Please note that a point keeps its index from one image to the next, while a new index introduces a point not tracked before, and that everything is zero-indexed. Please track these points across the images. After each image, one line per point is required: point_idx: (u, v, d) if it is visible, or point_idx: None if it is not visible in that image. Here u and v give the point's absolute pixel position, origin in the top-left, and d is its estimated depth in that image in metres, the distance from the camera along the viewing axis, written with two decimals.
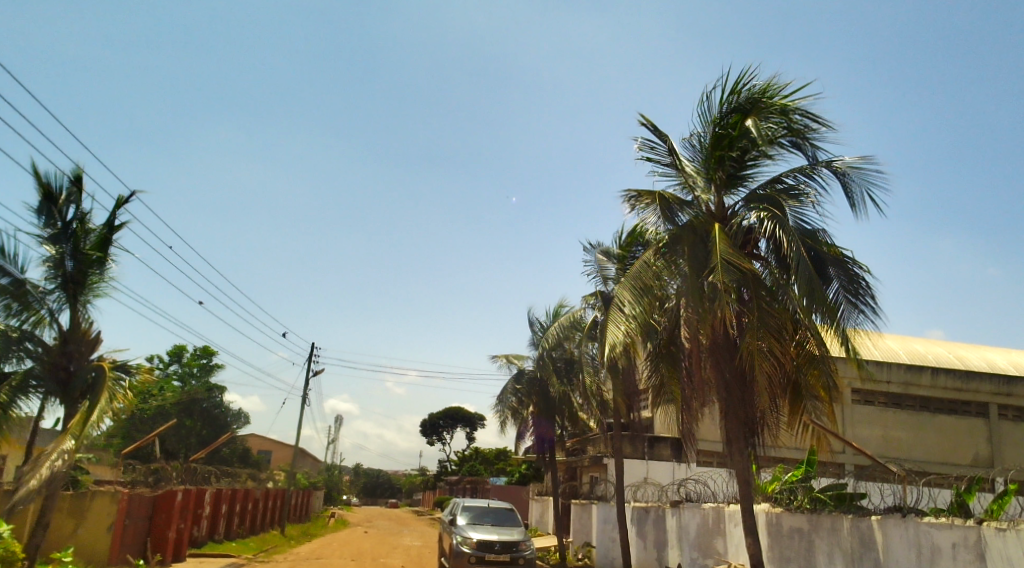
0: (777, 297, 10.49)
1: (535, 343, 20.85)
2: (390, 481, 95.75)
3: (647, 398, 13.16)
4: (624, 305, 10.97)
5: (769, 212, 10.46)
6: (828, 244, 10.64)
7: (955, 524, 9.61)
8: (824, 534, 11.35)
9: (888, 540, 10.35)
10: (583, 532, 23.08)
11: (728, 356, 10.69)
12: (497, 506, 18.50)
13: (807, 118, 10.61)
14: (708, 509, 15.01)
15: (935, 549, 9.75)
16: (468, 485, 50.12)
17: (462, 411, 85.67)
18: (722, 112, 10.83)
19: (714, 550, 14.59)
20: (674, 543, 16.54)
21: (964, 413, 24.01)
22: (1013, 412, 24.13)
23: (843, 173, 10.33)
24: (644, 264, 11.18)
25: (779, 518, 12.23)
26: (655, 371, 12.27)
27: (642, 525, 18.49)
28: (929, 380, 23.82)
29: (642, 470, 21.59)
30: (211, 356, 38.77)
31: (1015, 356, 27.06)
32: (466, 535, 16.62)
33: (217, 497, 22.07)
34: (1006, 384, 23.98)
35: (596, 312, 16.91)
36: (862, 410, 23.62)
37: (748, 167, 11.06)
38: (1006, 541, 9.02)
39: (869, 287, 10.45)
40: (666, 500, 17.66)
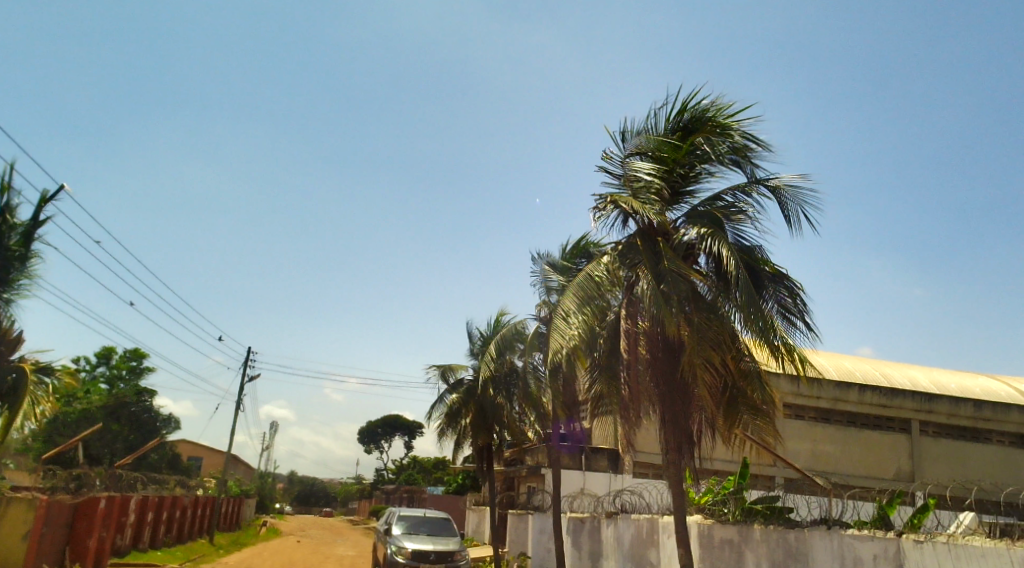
0: (717, 311, 10.72)
1: (473, 353, 20.82)
2: (326, 489, 94.33)
3: (587, 409, 13.25)
4: (567, 315, 11.06)
5: (710, 229, 10.71)
6: (765, 260, 10.86)
7: (876, 536, 9.93)
8: (754, 545, 11.58)
9: (814, 552, 10.62)
10: (519, 542, 23.09)
11: (668, 368, 10.88)
12: (433, 515, 18.36)
13: (748, 138, 10.90)
14: (642, 520, 15.21)
15: (857, 560, 10.06)
16: (405, 494, 49.59)
17: (401, 419, 84.84)
18: (667, 129, 11.07)
19: (647, 560, 14.76)
20: (609, 555, 16.63)
21: (889, 428, 24.85)
22: (933, 429, 25.10)
23: (780, 190, 10.61)
24: (588, 276, 11.27)
25: (710, 529, 12.25)
26: (596, 385, 12.41)
27: (577, 535, 18.61)
28: (856, 396, 24.62)
29: (579, 481, 21.74)
30: (141, 358, 37.63)
31: (936, 374, 28.17)
32: (401, 545, 16.49)
33: (142, 505, 21.39)
34: (928, 401, 24.91)
35: (540, 322, 16.95)
36: (793, 424, 24.22)
37: (690, 183, 11.30)
38: (923, 553, 9.36)
39: (803, 303, 10.75)
40: (600, 510, 17.80)
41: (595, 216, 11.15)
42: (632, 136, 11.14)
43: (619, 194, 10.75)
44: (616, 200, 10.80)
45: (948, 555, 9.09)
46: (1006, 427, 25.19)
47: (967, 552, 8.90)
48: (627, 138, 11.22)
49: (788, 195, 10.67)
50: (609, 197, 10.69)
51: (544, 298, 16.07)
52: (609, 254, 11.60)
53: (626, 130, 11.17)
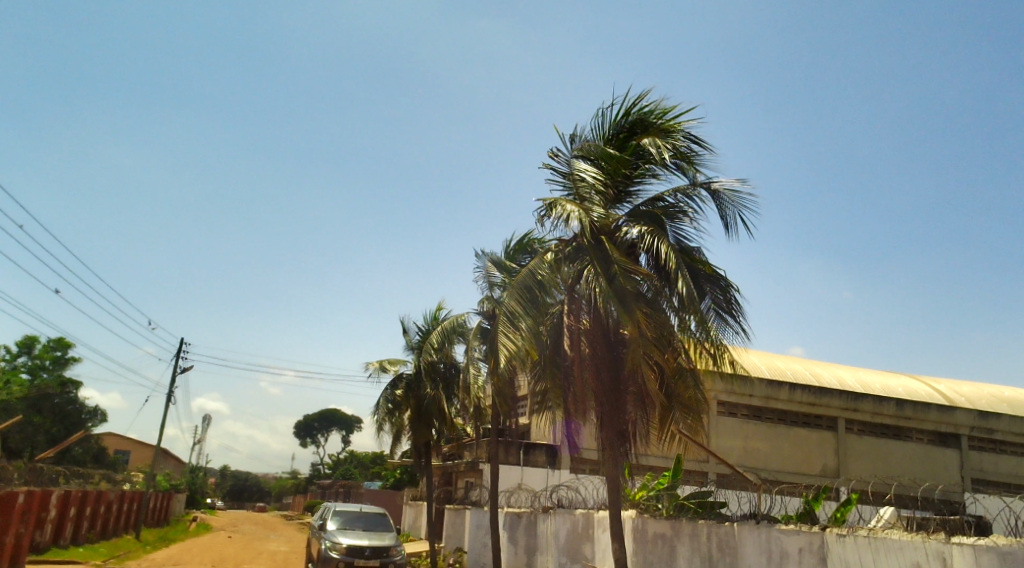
0: (659, 310, 10.87)
1: (412, 348, 20.68)
2: (260, 484, 92.66)
3: (528, 405, 13.28)
4: (511, 314, 11.07)
5: (652, 228, 10.85)
6: (703, 261, 11.05)
7: (802, 530, 10.19)
8: (685, 538, 11.81)
9: (743, 546, 10.86)
10: (455, 537, 23.06)
11: (610, 366, 10.99)
12: (369, 510, 18.19)
13: (691, 141, 11.05)
14: (578, 515, 15.34)
15: (784, 554, 10.30)
16: (342, 489, 49.03)
17: (338, 413, 83.88)
18: (612, 130, 11.18)
19: (583, 555, 14.91)
20: (545, 549, 16.73)
21: (816, 426, 25.64)
22: (858, 426, 25.99)
23: (719, 194, 10.82)
24: (531, 273, 11.22)
25: (644, 524, 12.62)
26: (538, 382, 12.42)
27: (514, 530, 18.67)
28: (787, 394, 25.32)
29: (517, 476, 21.82)
30: (66, 348, 36.31)
31: (863, 374, 29.15)
32: (336, 541, 16.30)
33: (65, 500, 20.64)
34: (854, 400, 25.76)
35: (482, 318, 16.92)
36: (726, 421, 24.77)
37: (634, 183, 11.42)
38: (845, 546, 9.64)
39: (738, 303, 10.98)
40: (537, 505, 17.90)
41: (539, 215, 11.16)
42: (578, 136, 11.23)
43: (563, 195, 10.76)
44: (559, 201, 10.80)
45: (869, 548, 9.36)
46: (925, 425, 26.23)
47: (886, 545, 9.20)
48: (572, 139, 11.33)
49: (727, 199, 10.88)
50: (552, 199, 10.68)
51: (486, 294, 16.06)
52: (552, 252, 11.58)
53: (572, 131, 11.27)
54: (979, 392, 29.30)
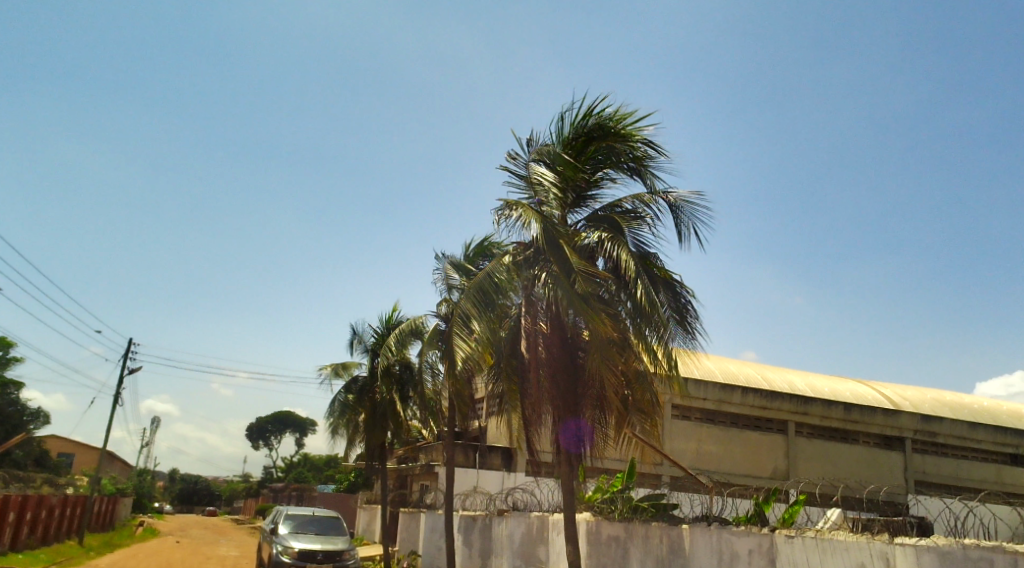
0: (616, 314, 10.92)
1: (368, 351, 20.50)
2: (210, 488, 90.94)
3: (484, 407, 13.24)
4: (467, 315, 11.01)
5: (611, 234, 10.94)
6: (660, 266, 11.15)
7: (752, 532, 10.33)
8: (639, 541, 11.90)
9: (694, 547, 10.98)
10: (409, 541, 22.90)
11: (568, 369, 11.00)
12: (322, 514, 17.97)
13: (649, 147, 11.14)
14: (533, 518, 15.36)
15: (734, 555, 10.43)
16: (294, 493, 48.36)
17: (292, 416, 82.81)
18: (572, 134, 11.22)
19: (537, 557, 14.92)
20: (499, 552, 16.73)
21: (768, 430, 26.08)
22: (808, 430, 26.53)
23: (676, 204, 10.94)
24: (489, 276, 11.15)
25: (598, 527, 12.66)
26: (495, 384, 12.36)
27: (469, 533, 18.62)
28: (739, 398, 25.70)
29: (472, 479, 21.76)
30: (7, 347, 35.19)
31: (813, 379, 29.74)
32: (287, 545, 16.06)
33: (3, 505, 19.96)
34: (804, 403, 26.28)
35: (440, 320, 16.85)
36: (679, 424, 25.04)
37: (592, 188, 11.49)
38: (793, 547, 9.80)
39: (694, 309, 11.11)
40: (492, 508, 17.90)
41: (497, 218, 11.15)
42: (536, 140, 11.26)
43: (521, 198, 10.77)
44: (516, 204, 10.83)
45: (816, 549, 9.54)
46: (871, 429, 26.88)
47: (832, 546, 9.39)
48: (531, 143, 11.36)
49: (684, 208, 11.01)
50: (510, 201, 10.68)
51: (446, 296, 15.93)
52: (511, 255, 11.55)
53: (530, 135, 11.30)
54: (922, 396, 30.14)
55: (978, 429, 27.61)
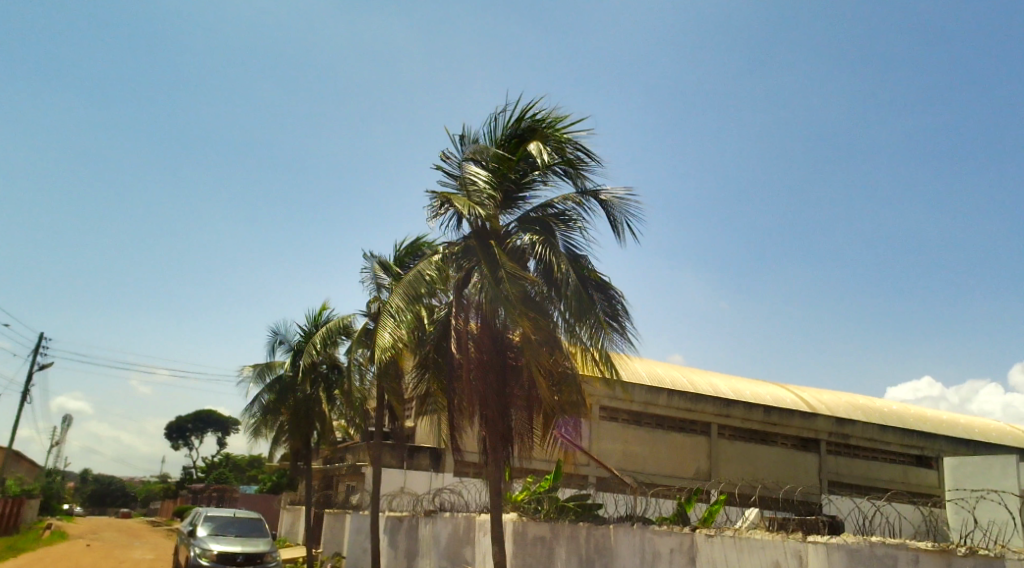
0: (546, 314, 10.96)
1: (292, 350, 20.12)
2: (125, 488, 87.68)
3: (412, 407, 13.16)
4: (394, 312, 10.87)
5: (541, 235, 11.01)
6: (591, 268, 11.27)
7: (674, 531, 10.52)
8: (564, 541, 12.00)
9: (618, 547, 11.13)
10: (333, 543, 22.55)
11: (496, 370, 10.99)
12: (243, 515, 17.51)
13: (580, 151, 11.24)
14: (460, 518, 15.32)
15: (656, 554, 10.60)
16: (215, 493, 47.02)
17: (214, 415, 80.56)
18: (505, 135, 11.27)
19: (463, 558, 14.90)
20: (425, 553, 16.66)
21: (691, 431, 26.70)
22: (729, 431, 27.25)
23: (607, 203, 11.08)
24: (418, 273, 11.12)
25: (524, 527, 12.66)
26: (422, 382, 12.26)
27: (394, 534, 18.43)
28: (665, 400, 26.18)
29: (399, 479, 21.57)
30: None
31: (735, 382, 30.54)
32: (206, 547, 15.60)
33: None
34: (726, 406, 26.96)
35: (368, 319, 16.68)
36: (607, 425, 25.33)
37: (523, 189, 11.52)
38: (712, 546, 10.04)
39: (625, 310, 11.24)
40: (419, 509, 17.80)
41: (429, 216, 11.12)
42: (470, 138, 11.26)
43: (454, 195, 10.76)
44: (449, 199, 10.80)
45: (734, 548, 9.79)
46: (789, 431, 27.77)
47: (749, 545, 9.65)
48: (465, 141, 11.36)
49: (614, 209, 11.15)
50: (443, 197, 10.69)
51: (375, 295, 15.80)
52: (441, 253, 11.52)
53: (464, 134, 11.32)
54: (837, 400, 31.31)
55: (888, 432, 28.85)
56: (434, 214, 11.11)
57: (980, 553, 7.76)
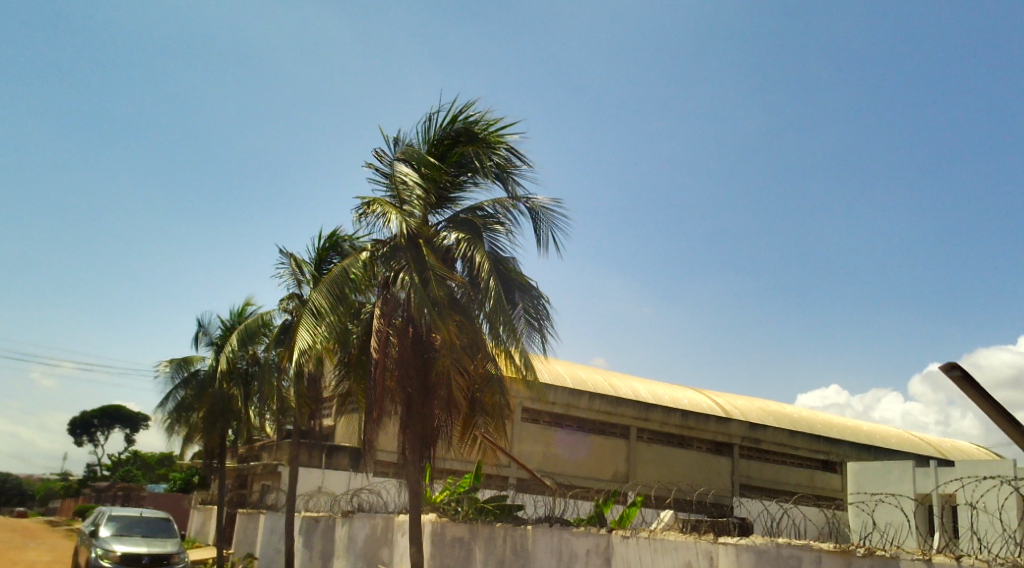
0: (468, 315, 10.91)
1: (211, 345, 19.56)
2: (22, 487, 83.26)
3: (332, 407, 13.00)
4: (317, 310, 10.69)
5: (467, 236, 10.97)
6: (516, 271, 11.31)
7: (591, 532, 10.64)
8: (483, 542, 11.99)
9: (536, 548, 11.17)
10: (245, 543, 21.97)
11: (416, 368, 10.91)
12: (151, 515, 16.88)
13: (513, 155, 11.26)
14: (378, 519, 15.13)
15: (573, 554, 10.71)
16: (121, 492, 45.16)
17: (123, 410, 77.36)
18: (437, 136, 11.23)
19: (379, 559, 14.72)
20: (340, 554, 16.44)
21: (611, 434, 27.14)
22: (647, 434, 27.81)
23: (534, 210, 11.15)
24: (344, 271, 10.93)
25: (442, 528, 12.55)
26: (344, 381, 12.13)
27: (310, 534, 18.07)
28: (586, 403, 26.47)
29: (316, 480, 21.17)
30: None
31: (655, 386, 31.18)
32: (108, 548, 14.96)
33: None
34: (646, 410, 27.47)
35: (288, 317, 16.34)
36: (529, 427, 25.48)
37: (454, 190, 11.48)
38: (628, 547, 10.21)
39: (548, 313, 11.29)
40: (337, 509, 17.53)
41: (355, 216, 10.99)
42: (401, 140, 11.18)
43: (382, 196, 10.65)
44: (377, 202, 10.70)
45: (649, 549, 9.98)
46: (705, 435, 28.51)
47: (663, 545, 9.85)
48: (395, 143, 11.26)
49: (542, 214, 11.22)
50: (369, 198, 10.60)
51: (294, 292, 15.85)
52: (368, 251, 11.43)
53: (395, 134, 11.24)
54: (751, 405, 32.33)
55: (797, 437, 29.96)
56: (361, 214, 10.99)
57: (877, 553, 8.09)
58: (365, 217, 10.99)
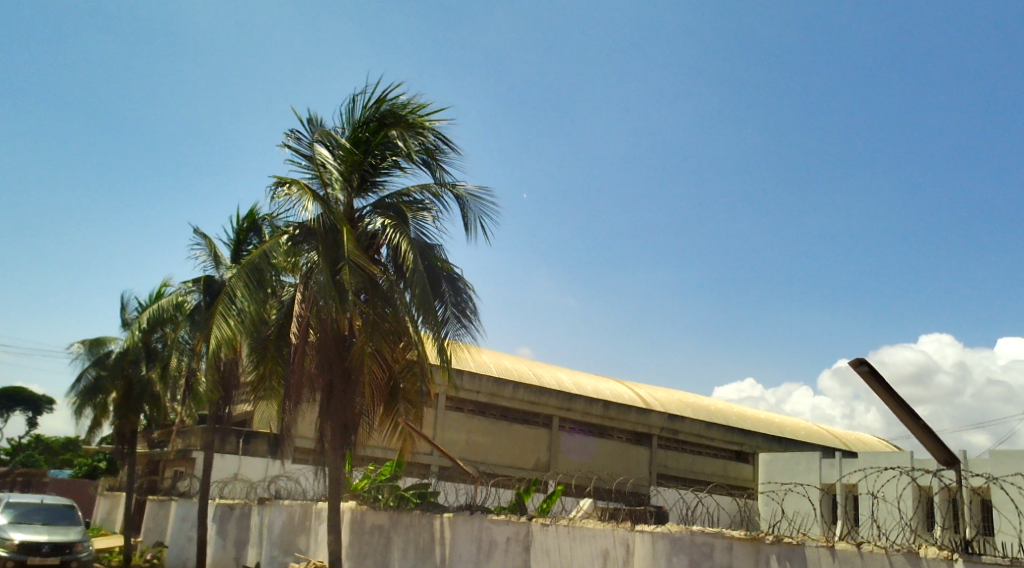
0: (390, 303, 10.79)
1: (125, 326, 18.83)
2: None
3: (249, 393, 12.68)
4: (235, 295, 10.34)
5: (394, 222, 10.81)
6: (442, 259, 11.22)
7: (511, 520, 10.65)
8: (402, 530, 11.92)
9: (455, 536, 11.11)
10: (155, 531, 21.27)
11: (336, 356, 10.68)
12: (53, 502, 16.14)
13: (440, 140, 11.16)
14: (295, 507, 14.87)
15: (492, 543, 10.71)
16: (22, 478, 43.08)
17: (25, 393, 73.79)
18: (363, 119, 11.04)
19: (296, 547, 14.49)
20: (255, 542, 16.15)
21: (534, 423, 27.40)
22: (570, 424, 28.15)
23: (463, 197, 11.09)
24: (264, 255, 10.63)
25: (362, 515, 12.50)
26: (262, 367, 11.84)
27: (224, 522, 17.63)
28: (510, 392, 26.62)
29: (233, 466, 20.65)
30: None
31: (579, 377, 31.61)
32: (5, 537, 14.23)
33: None
34: (569, 400, 27.80)
35: (204, 299, 15.88)
36: (452, 416, 25.45)
37: (380, 175, 11.31)
38: (546, 535, 10.32)
39: (472, 303, 11.24)
40: (253, 497, 17.17)
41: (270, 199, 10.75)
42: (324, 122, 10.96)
43: (298, 178, 10.43)
44: (293, 185, 10.46)
45: (568, 536, 10.12)
46: (624, 425, 29.05)
47: (581, 533, 10.01)
48: (318, 124, 11.04)
49: (470, 203, 11.19)
50: (284, 180, 10.39)
51: (211, 273, 15.39)
52: (289, 235, 11.13)
53: (316, 116, 11.00)
54: (670, 397, 33.09)
55: (713, 429, 30.83)
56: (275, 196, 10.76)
57: (785, 540, 8.37)
58: (280, 199, 10.79)
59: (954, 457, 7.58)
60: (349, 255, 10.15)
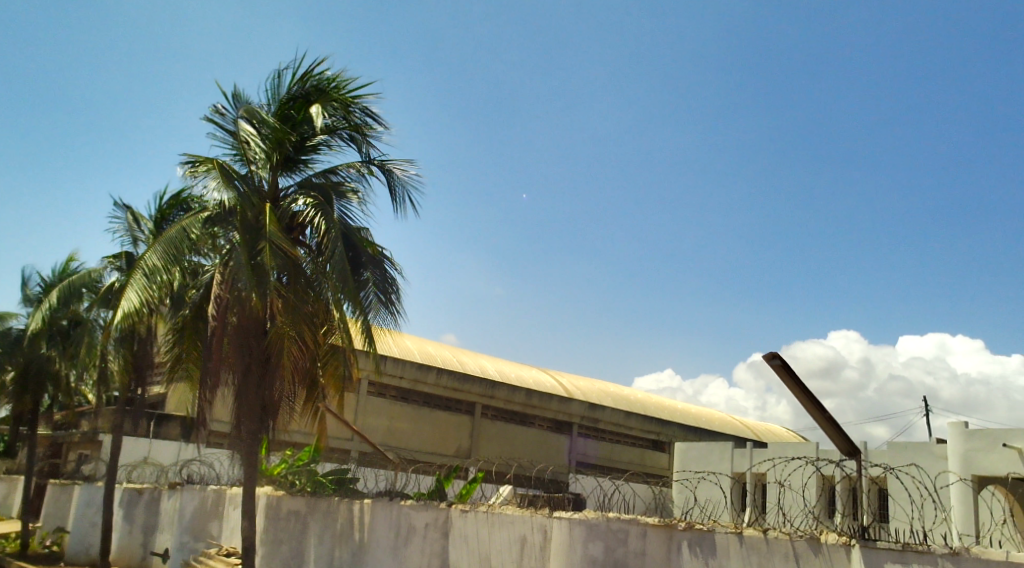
0: (312, 286, 10.64)
1: (28, 302, 17.92)
2: None
3: (164, 376, 12.31)
4: (149, 271, 9.96)
5: (316, 202, 10.65)
6: (368, 242, 11.10)
7: (430, 506, 10.68)
8: (319, 516, 11.77)
9: (374, 523, 11.06)
10: (56, 516, 20.37)
11: (254, 338, 10.44)
12: None
13: (367, 116, 11.00)
14: (208, 491, 14.50)
15: (410, 528, 10.72)
16: None
17: None
18: (288, 94, 10.81)
19: (207, 533, 14.14)
20: (164, 527, 15.68)
21: (456, 410, 27.40)
22: (492, 412, 28.31)
23: (390, 176, 10.99)
24: (182, 231, 10.30)
25: (278, 501, 12.26)
26: (178, 348, 11.50)
27: (131, 507, 17.05)
28: (433, 378, 26.59)
29: (142, 450, 19.96)
30: None
31: (502, 365, 31.79)
32: None
33: None
34: (491, 388, 27.94)
35: (118, 277, 15.27)
36: (373, 401, 25.19)
37: (306, 152, 11.08)
38: (465, 521, 10.37)
39: (397, 287, 11.15)
40: (163, 481, 16.67)
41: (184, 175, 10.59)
42: (247, 98, 10.67)
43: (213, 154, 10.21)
44: (207, 161, 10.25)
45: (486, 522, 10.19)
46: (546, 413, 29.38)
47: (499, 519, 10.10)
48: (243, 99, 10.71)
49: (398, 182, 11.08)
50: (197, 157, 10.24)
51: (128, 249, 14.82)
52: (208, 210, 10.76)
53: (240, 92, 10.68)
54: (591, 386, 33.64)
55: (631, 418, 31.52)
56: (190, 172, 10.58)
57: (696, 526, 8.62)
58: (195, 176, 10.59)
59: (856, 447, 7.94)
60: (270, 235, 9.94)
